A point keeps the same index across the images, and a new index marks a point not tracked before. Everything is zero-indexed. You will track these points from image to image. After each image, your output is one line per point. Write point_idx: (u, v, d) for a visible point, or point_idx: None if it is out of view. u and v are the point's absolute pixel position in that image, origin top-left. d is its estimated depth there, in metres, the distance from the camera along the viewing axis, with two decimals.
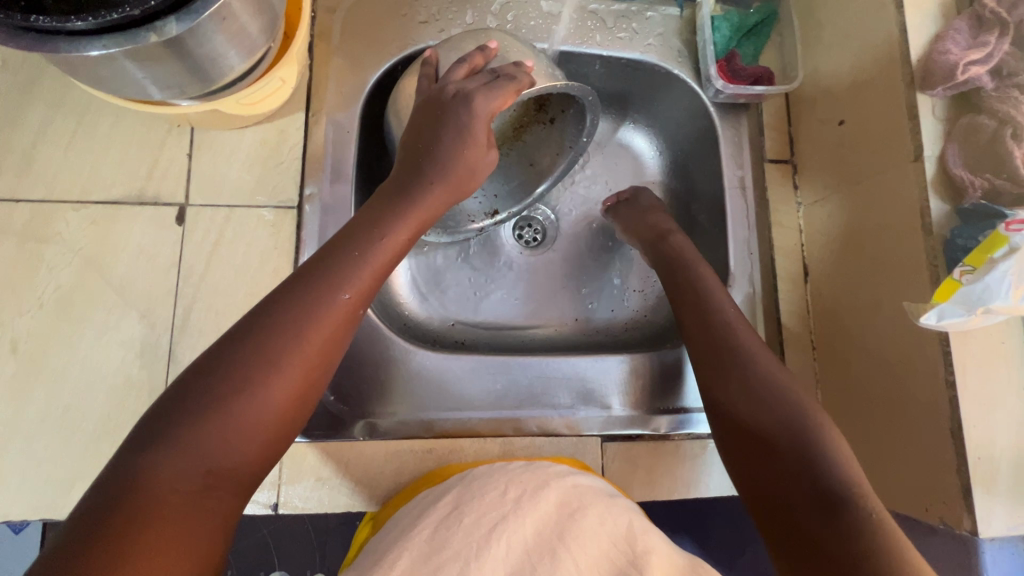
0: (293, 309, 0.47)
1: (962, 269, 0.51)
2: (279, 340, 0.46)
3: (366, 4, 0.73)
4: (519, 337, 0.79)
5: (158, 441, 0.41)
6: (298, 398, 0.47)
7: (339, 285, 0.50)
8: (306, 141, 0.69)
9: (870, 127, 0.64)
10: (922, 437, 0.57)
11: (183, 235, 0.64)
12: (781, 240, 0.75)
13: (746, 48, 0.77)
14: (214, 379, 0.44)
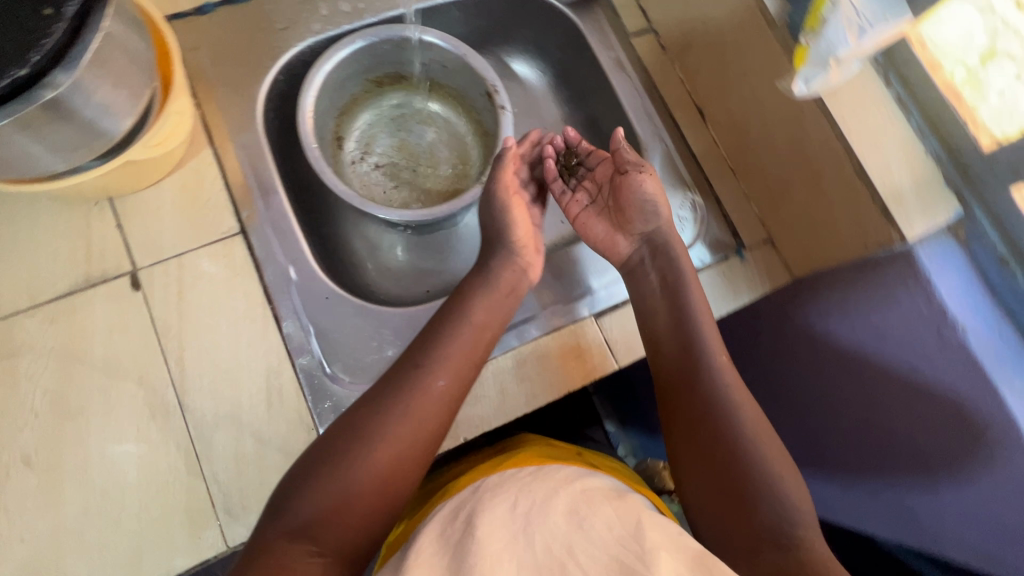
0: (394, 396, 0.60)
1: (806, 36, 0.63)
2: (381, 419, 0.59)
3: (225, 31, 0.76)
4: None
5: (279, 516, 0.54)
6: (408, 469, 0.59)
7: (435, 372, 0.62)
8: (224, 172, 0.71)
9: None
10: (838, 190, 0.66)
11: (146, 297, 0.66)
12: (671, 97, 0.83)
13: None
14: (334, 450, 0.57)
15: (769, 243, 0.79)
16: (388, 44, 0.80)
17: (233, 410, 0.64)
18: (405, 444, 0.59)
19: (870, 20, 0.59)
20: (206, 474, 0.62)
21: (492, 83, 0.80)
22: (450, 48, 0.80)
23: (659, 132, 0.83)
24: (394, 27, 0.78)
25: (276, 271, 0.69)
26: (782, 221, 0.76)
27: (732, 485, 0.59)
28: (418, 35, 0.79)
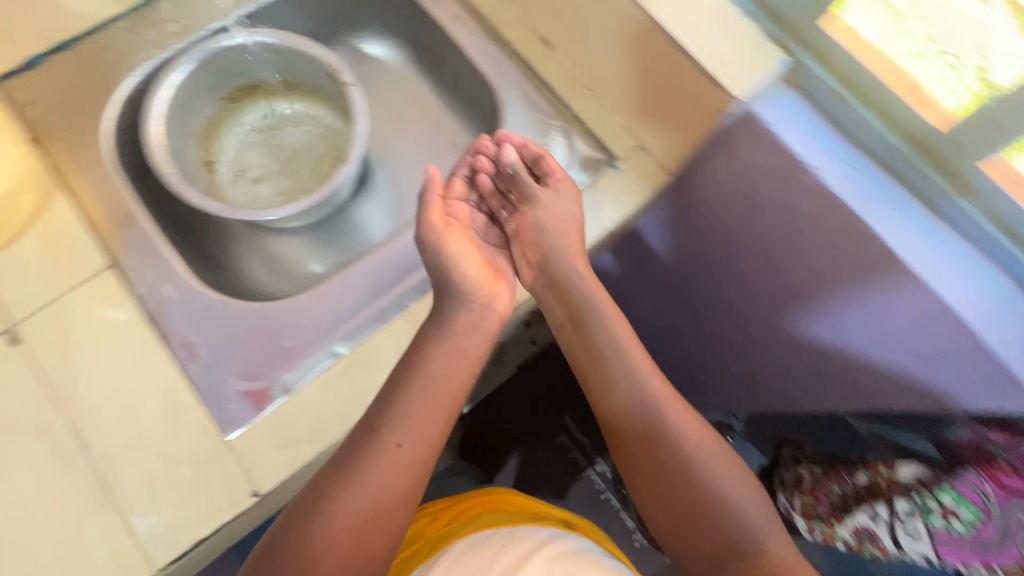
0: (358, 477, 0.62)
1: None
2: (376, 468, 0.63)
3: (59, 80, 0.76)
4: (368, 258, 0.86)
5: (316, 518, 0.61)
6: (410, 486, 0.65)
7: (397, 437, 0.64)
8: (81, 212, 0.72)
9: None
10: (669, 76, 0.67)
11: (27, 350, 0.66)
12: (513, 34, 0.84)
13: None
14: (343, 474, 0.63)
15: (639, 150, 0.79)
16: (214, 61, 0.81)
17: (134, 433, 0.64)
18: (408, 473, 0.64)
19: None
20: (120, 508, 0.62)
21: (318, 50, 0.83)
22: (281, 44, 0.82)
23: (502, 85, 0.83)
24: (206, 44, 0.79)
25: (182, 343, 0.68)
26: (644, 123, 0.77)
27: (676, 500, 0.67)
28: (245, 38, 0.80)
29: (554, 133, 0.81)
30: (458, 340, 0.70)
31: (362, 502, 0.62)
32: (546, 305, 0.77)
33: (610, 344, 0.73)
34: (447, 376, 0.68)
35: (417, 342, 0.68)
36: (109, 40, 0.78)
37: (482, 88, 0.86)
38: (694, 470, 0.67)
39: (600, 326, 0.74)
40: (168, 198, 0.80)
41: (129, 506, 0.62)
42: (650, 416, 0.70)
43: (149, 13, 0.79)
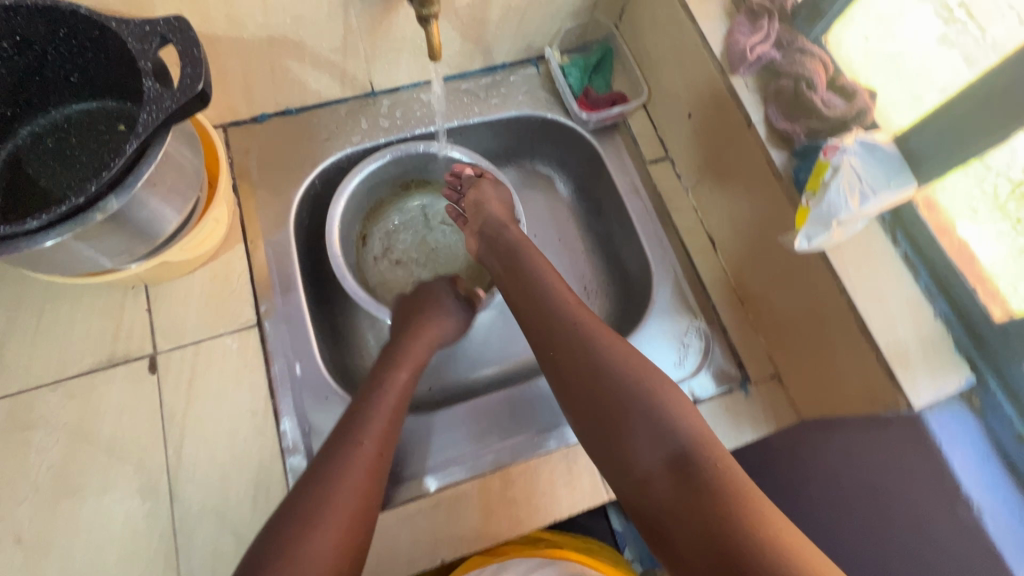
0: (330, 471, 0.58)
1: (807, 196, 0.60)
2: (372, 417, 0.64)
3: (275, 137, 0.84)
4: (474, 382, 0.90)
5: (305, 530, 0.53)
6: (382, 450, 0.62)
7: (360, 435, 0.62)
8: (251, 265, 0.77)
9: (737, 180, 0.75)
10: (840, 342, 0.66)
11: (159, 380, 0.70)
12: (682, 222, 0.86)
13: (597, 81, 0.91)
14: (330, 445, 0.60)
15: (776, 380, 0.78)
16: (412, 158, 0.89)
17: (219, 503, 0.65)
18: (384, 422, 0.64)
19: (872, 186, 0.60)
20: (182, 568, 0.63)
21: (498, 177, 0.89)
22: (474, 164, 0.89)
23: (659, 264, 0.84)
24: (413, 146, 0.87)
25: (291, 424, 0.71)
26: (790, 363, 0.75)
27: (697, 500, 0.54)
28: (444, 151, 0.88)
29: (695, 333, 0.80)
30: (412, 340, 0.76)
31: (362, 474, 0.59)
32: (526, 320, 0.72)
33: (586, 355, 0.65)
34: (425, 344, 0.77)
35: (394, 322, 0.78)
36: (329, 117, 0.86)
37: (635, 256, 0.88)
38: (652, 401, 0.60)
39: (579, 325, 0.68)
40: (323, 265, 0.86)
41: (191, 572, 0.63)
42: (678, 445, 0.57)
43: (371, 105, 0.87)
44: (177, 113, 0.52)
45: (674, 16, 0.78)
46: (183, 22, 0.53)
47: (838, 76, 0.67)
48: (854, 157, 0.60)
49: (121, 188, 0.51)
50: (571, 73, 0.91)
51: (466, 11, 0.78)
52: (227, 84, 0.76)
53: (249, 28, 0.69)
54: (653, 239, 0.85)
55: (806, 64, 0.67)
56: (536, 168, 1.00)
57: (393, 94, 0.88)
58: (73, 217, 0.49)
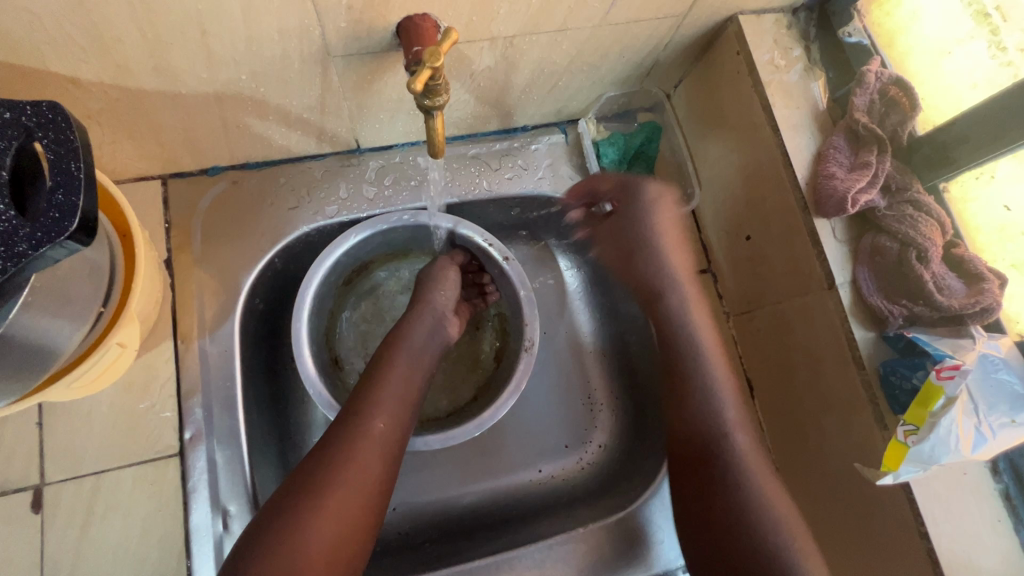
0: (340, 450, 0.53)
1: (906, 428, 0.46)
2: (340, 479, 0.52)
3: (228, 200, 0.67)
4: (447, 512, 0.72)
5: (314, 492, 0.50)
6: (367, 507, 0.52)
7: (373, 412, 0.56)
8: (179, 372, 0.61)
9: (796, 335, 0.58)
10: None
11: (44, 522, 0.55)
12: None
13: (637, 168, 0.75)
14: (292, 507, 0.49)
15: None
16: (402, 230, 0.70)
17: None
18: (357, 483, 0.52)
19: (992, 425, 0.46)
20: None
21: (509, 265, 0.70)
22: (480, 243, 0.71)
23: None
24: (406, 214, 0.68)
25: None
26: None
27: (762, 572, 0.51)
28: (436, 222, 0.69)
29: None
30: (396, 365, 0.61)
31: (324, 547, 0.48)
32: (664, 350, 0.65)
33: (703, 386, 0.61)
34: (415, 375, 0.62)
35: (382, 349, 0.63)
36: (300, 177, 0.68)
37: (654, 387, 0.73)
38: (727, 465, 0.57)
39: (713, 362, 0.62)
40: (274, 353, 0.70)
41: None
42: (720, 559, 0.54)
43: (354, 165, 0.70)
44: (36, 259, 0.35)
45: (751, 115, 0.61)
46: (62, 116, 0.36)
47: (956, 243, 0.52)
48: (973, 381, 0.46)
49: None
50: (606, 153, 0.75)
51: (484, 75, 0.60)
52: (164, 138, 0.58)
53: (189, 83, 0.51)
54: None
55: (920, 226, 0.51)
56: (548, 251, 0.82)
57: (382, 154, 0.71)
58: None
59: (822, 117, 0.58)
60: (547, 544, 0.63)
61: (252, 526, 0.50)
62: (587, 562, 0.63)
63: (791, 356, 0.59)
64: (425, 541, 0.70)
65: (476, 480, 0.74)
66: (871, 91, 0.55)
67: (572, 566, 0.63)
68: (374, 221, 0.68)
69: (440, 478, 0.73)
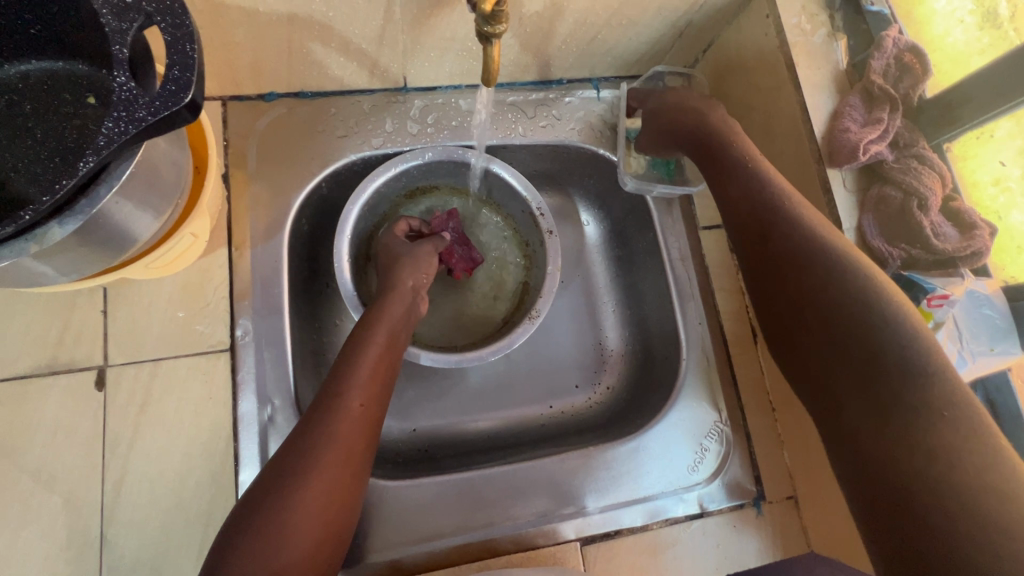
0: (318, 429, 0.52)
1: None
2: (320, 454, 0.51)
3: (281, 124, 0.71)
4: (466, 434, 0.77)
5: (298, 473, 0.50)
6: (348, 483, 0.52)
7: (351, 391, 0.55)
8: (232, 277, 0.66)
9: None
10: None
11: (106, 399, 0.60)
12: (726, 305, 0.76)
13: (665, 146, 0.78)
14: (275, 487, 0.49)
15: (793, 501, 0.70)
16: (448, 164, 0.75)
17: (159, 553, 0.58)
18: (336, 462, 0.51)
19: (971, 351, 0.56)
20: None
21: (538, 203, 0.75)
22: (514, 181, 0.76)
23: (693, 349, 0.74)
24: (452, 150, 0.74)
25: (251, 474, 0.61)
26: (814, 492, 0.68)
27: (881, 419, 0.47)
28: (479, 161, 0.74)
29: (717, 435, 0.71)
30: (374, 340, 0.59)
31: (311, 522, 0.48)
32: (730, 212, 0.62)
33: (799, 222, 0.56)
34: (392, 351, 0.61)
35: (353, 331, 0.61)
36: (349, 109, 0.73)
37: (663, 330, 0.78)
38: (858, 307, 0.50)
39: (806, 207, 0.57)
40: (314, 272, 0.74)
41: None
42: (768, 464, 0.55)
43: (399, 102, 0.74)
44: (154, 127, 0.39)
45: (775, 75, 0.65)
46: (176, 3, 0.41)
47: (954, 196, 0.57)
48: (959, 313, 0.56)
49: (69, 214, 0.40)
50: None
51: (531, 20, 0.65)
52: (232, 57, 0.63)
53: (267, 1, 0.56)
54: (691, 317, 0.75)
55: (922, 177, 0.56)
56: (571, 201, 0.87)
57: (427, 94, 0.75)
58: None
59: (841, 79, 0.63)
60: (560, 458, 0.69)
61: (241, 506, 0.49)
62: (595, 476, 0.68)
63: None
64: (444, 457, 0.75)
65: (494, 407, 0.79)
66: (889, 55, 0.60)
67: (579, 481, 0.68)
68: (426, 149, 0.73)
69: (460, 402, 0.78)
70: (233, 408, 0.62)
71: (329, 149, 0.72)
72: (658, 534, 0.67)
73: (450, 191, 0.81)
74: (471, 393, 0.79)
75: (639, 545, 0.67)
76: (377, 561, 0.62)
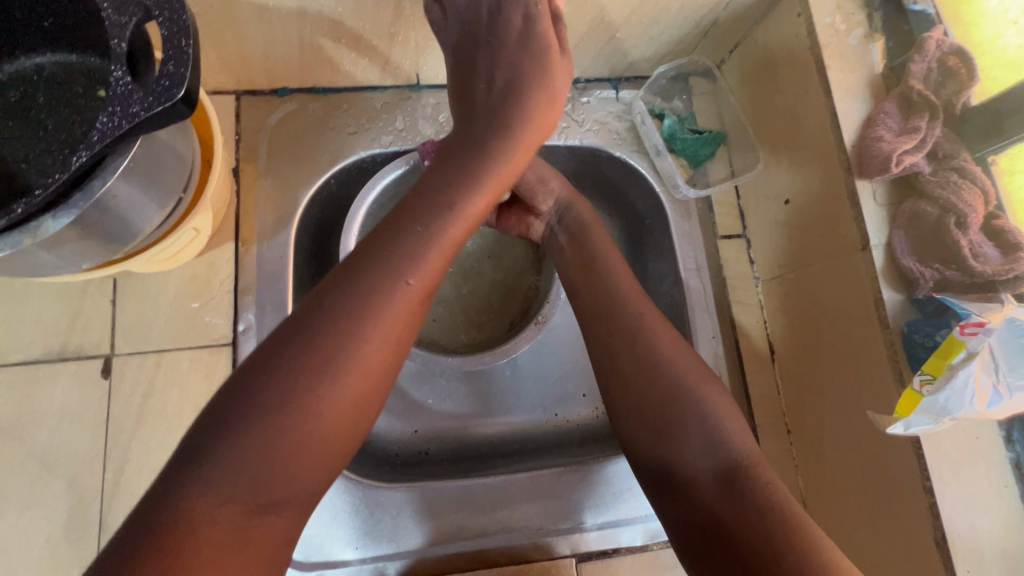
0: (362, 298, 0.43)
1: (923, 378, 0.48)
2: (358, 330, 0.43)
3: (293, 119, 0.71)
4: (466, 440, 0.76)
5: (338, 343, 0.42)
6: (386, 368, 0.45)
7: (404, 270, 0.45)
8: (238, 272, 0.66)
9: (826, 296, 0.60)
10: (888, 529, 0.54)
11: (111, 387, 0.61)
12: (743, 319, 0.72)
13: (698, 149, 0.74)
14: (296, 357, 0.41)
15: None
16: None
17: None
18: (368, 377, 0.43)
19: (1010, 384, 0.48)
20: None
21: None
22: None
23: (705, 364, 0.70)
24: None
25: None
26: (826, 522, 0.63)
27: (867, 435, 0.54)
28: None
29: None
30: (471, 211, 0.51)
31: (347, 398, 0.42)
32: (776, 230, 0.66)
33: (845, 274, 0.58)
34: (459, 243, 0.50)
35: (431, 179, 0.53)
36: (361, 106, 0.72)
37: None
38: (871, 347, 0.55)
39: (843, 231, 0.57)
40: (319, 268, 0.74)
41: None
42: (727, 460, 0.50)
43: (412, 100, 0.73)
44: (147, 121, 0.39)
45: (805, 78, 0.61)
46: None
47: (997, 214, 0.53)
48: (999, 342, 0.48)
49: (62, 208, 0.40)
50: (676, 131, 0.74)
51: None
52: (245, 52, 0.63)
53: None
54: (703, 331, 0.71)
55: (962, 192, 0.52)
56: None
57: (440, 92, 0.74)
58: None
59: (877, 83, 0.59)
60: (557, 471, 0.66)
61: (266, 337, 0.43)
62: (594, 491, 0.66)
63: (822, 315, 0.61)
64: (443, 461, 0.74)
65: (497, 413, 0.77)
66: (931, 59, 0.55)
67: (579, 493, 0.66)
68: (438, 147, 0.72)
69: (458, 406, 0.76)
70: None
71: (339, 144, 0.71)
72: (657, 556, 0.65)
73: None
74: (475, 398, 0.77)
75: (637, 564, 0.64)
76: (367, 563, 0.62)
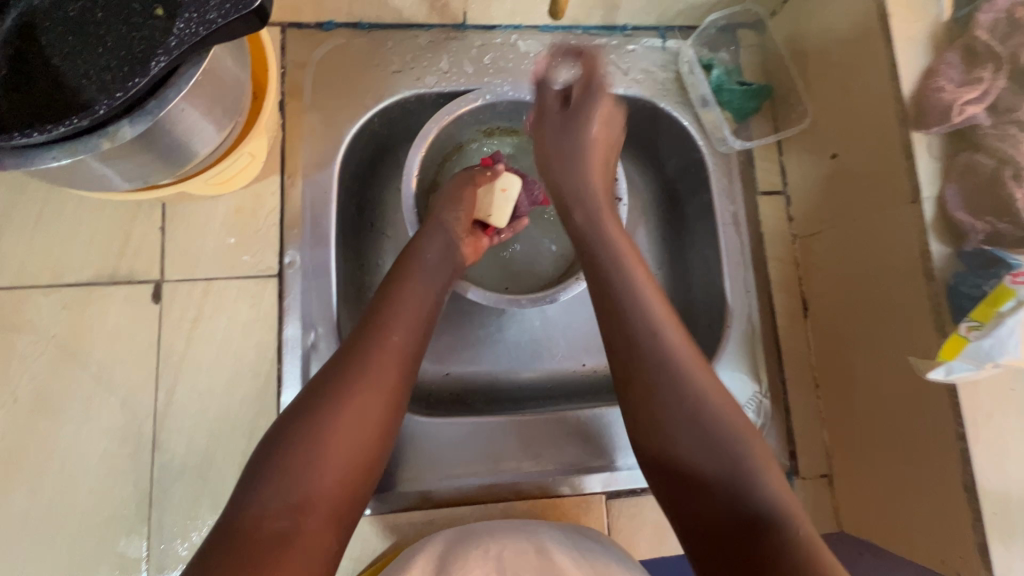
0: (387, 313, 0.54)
1: (970, 325, 0.50)
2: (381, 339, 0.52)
3: (338, 55, 0.70)
4: (499, 383, 0.77)
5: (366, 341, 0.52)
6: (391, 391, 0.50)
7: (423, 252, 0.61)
8: (283, 206, 0.67)
9: (869, 251, 0.61)
10: (917, 474, 0.56)
11: (162, 312, 0.63)
12: (778, 275, 0.73)
13: (744, 101, 0.74)
14: (338, 374, 0.49)
15: (827, 480, 0.68)
16: (504, 105, 0.72)
17: (204, 462, 0.61)
18: (370, 401, 0.48)
19: None
20: (153, 517, 0.59)
21: None
22: None
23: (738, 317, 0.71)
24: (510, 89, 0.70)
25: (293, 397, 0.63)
26: (852, 468, 0.65)
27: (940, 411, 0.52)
28: (538, 98, 0.70)
29: (756, 406, 0.69)
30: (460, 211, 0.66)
31: (357, 422, 0.47)
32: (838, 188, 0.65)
33: (894, 229, 0.58)
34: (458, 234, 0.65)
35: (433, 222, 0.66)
36: (406, 44, 0.71)
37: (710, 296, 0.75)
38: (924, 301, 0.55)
39: (899, 184, 0.57)
40: (361, 208, 0.74)
41: (160, 524, 0.59)
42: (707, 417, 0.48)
43: (458, 40, 0.72)
44: (222, 30, 0.39)
45: (865, 27, 0.60)
46: None
47: None
48: None
49: (139, 114, 0.41)
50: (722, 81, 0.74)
51: None
52: None
53: None
54: (739, 286, 0.72)
55: (1022, 145, 0.51)
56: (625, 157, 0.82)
57: (485, 33, 0.73)
58: (74, 139, 0.39)
59: (939, 33, 0.57)
60: (593, 413, 0.68)
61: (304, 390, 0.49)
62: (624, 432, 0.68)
63: (864, 270, 0.62)
64: (476, 403, 0.76)
65: (529, 359, 0.78)
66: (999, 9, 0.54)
67: (612, 432, 0.68)
68: (485, 91, 0.70)
69: (491, 350, 0.78)
70: (277, 333, 0.64)
71: (382, 82, 0.70)
72: None
73: (506, 133, 0.78)
74: (508, 342, 0.78)
75: None
76: (408, 492, 0.64)
